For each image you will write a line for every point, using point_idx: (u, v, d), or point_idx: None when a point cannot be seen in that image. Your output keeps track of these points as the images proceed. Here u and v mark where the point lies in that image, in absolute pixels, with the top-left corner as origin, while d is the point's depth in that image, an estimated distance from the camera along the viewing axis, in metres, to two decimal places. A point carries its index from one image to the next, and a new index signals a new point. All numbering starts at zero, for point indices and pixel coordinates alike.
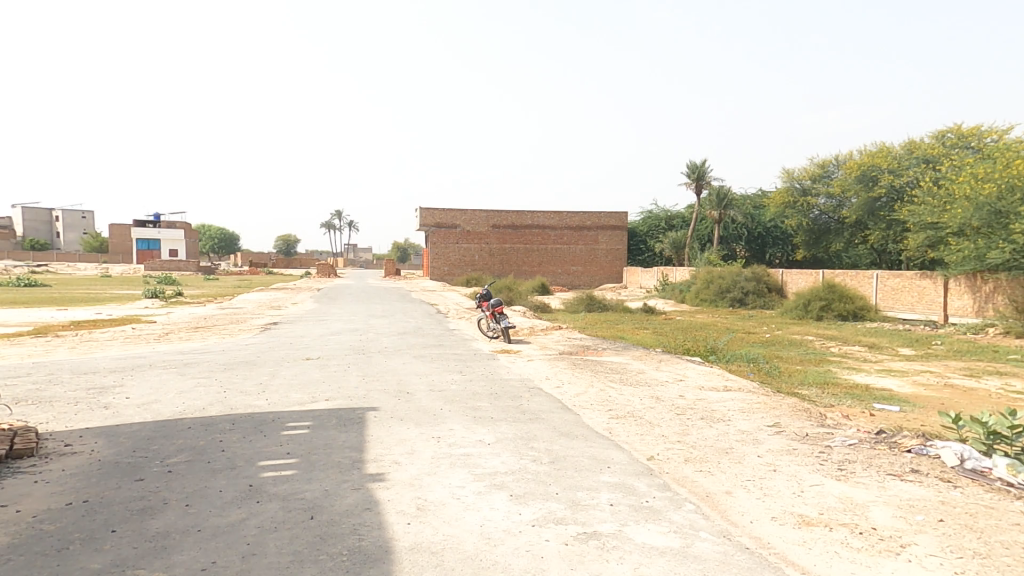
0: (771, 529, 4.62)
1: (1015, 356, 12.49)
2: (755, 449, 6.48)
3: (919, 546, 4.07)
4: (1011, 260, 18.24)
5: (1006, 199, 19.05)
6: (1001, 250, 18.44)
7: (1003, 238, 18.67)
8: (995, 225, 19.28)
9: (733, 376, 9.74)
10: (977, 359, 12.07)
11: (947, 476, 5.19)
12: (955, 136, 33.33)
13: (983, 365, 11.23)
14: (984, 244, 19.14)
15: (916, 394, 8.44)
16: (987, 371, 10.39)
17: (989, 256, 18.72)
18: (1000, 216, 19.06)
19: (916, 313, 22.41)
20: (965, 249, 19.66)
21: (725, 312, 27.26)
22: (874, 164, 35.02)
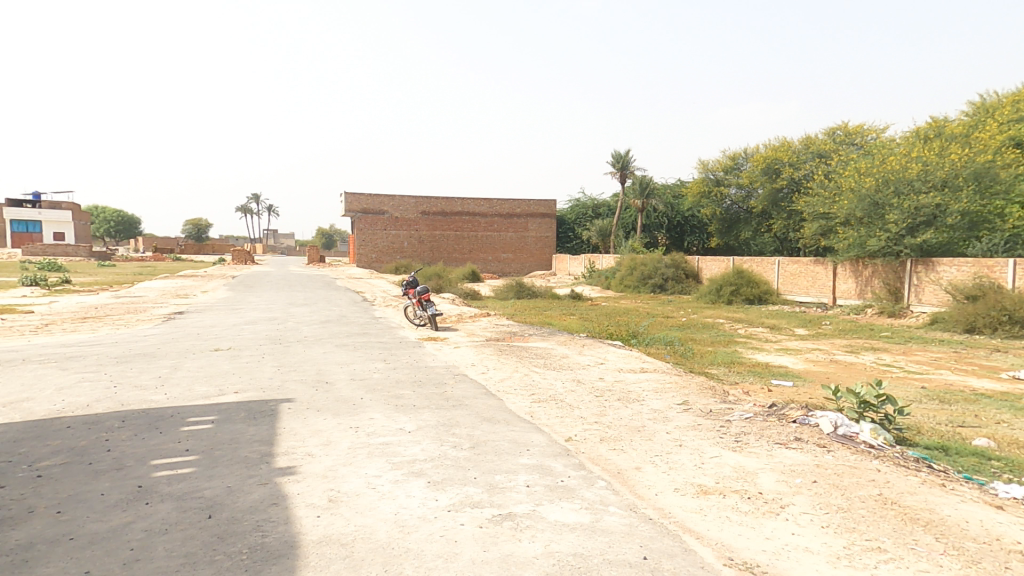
0: (672, 500, 4.91)
1: (887, 333, 14.01)
2: (665, 426, 6.83)
3: (795, 506, 4.47)
4: (887, 247, 20.32)
5: (882, 191, 20.79)
6: (879, 238, 20.42)
7: (880, 228, 20.65)
8: (874, 215, 21.01)
9: (650, 359, 10.20)
10: (857, 336, 13.39)
11: (822, 441, 5.71)
12: (845, 133, 36.28)
13: (862, 342, 12.46)
14: (865, 233, 21.05)
15: (807, 370, 9.25)
16: (864, 347, 11.54)
17: (869, 244, 20.67)
18: (878, 207, 20.82)
19: (810, 296, 24.30)
20: (850, 237, 21.58)
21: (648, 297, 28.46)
22: (778, 158, 37.34)
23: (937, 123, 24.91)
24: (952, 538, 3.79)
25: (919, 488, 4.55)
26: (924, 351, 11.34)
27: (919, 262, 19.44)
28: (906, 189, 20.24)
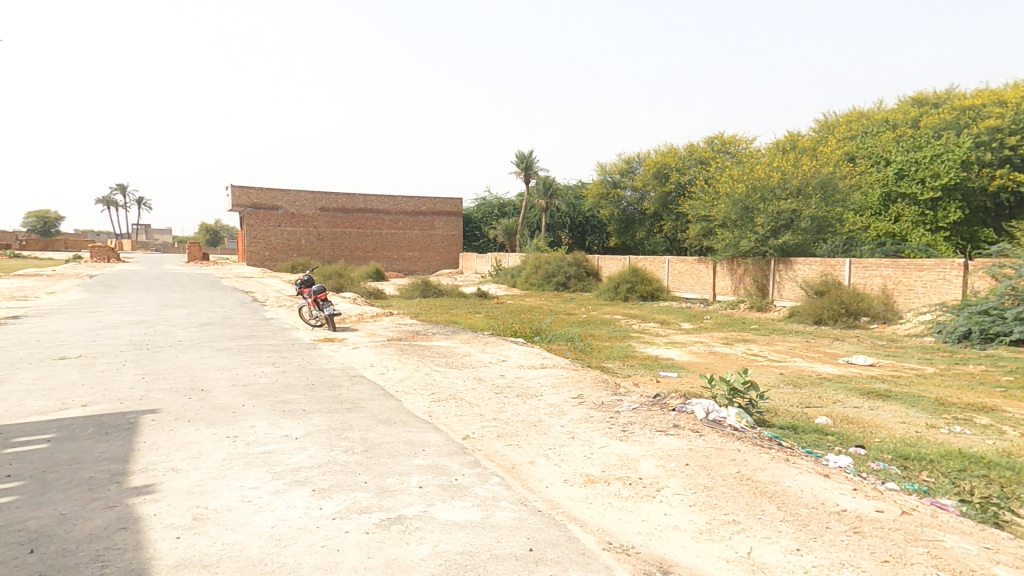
0: (561, 491, 5.01)
1: (757, 325, 15.55)
2: (559, 420, 6.99)
3: (669, 488, 4.75)
4: (756, 248, 22.53)
5: (751, 197, 23.01)
6: (750, 240, 22.56)
7: (751, 230, 22.77)
8: (745, 219, 23.15)
9: (550, 355, 10.44)
10: (732, 329, 14.66)
11: (696, 426, 6.13)
12: (723, 143, 39.39)
13: (737, 334, 13.68)
14: (738, 235, 23.11)
15: (690, 361, 9.98)
16: (737, 339, 12.68)
17: (742, 245, 22.76)
18: (748, 211, 22.99)
19: (695, 292, 26.17)
20: (726, 238, 23.55)
21: (552, 295, 29.23)
22: (667, 163, 40.00)
23: (794, 136, 27.79)
24: (790, 506, 4.19)
25: (770, 463, 5.02)
26: (785, 341, 12.72)
27: (780, 262, 21.78)
28: (770, 196, 22.58)
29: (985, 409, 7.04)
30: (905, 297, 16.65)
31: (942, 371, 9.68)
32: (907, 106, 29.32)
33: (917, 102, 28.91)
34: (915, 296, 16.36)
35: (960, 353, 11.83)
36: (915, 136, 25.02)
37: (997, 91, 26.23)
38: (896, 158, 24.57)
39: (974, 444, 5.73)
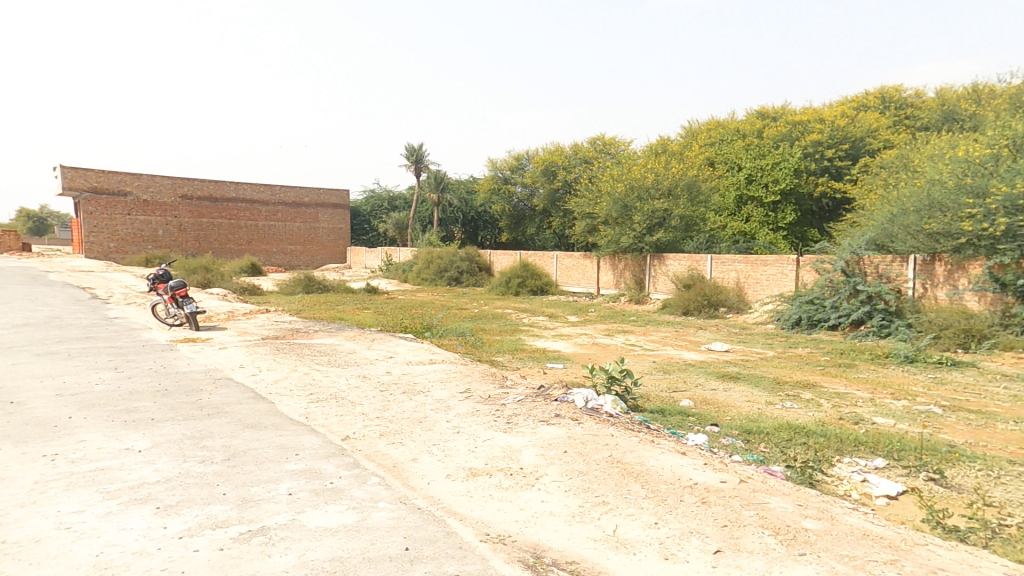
0: (443, 487, 4.87)
1: (635, 317, 16.68)
2: (445, 415, 6.85)
3: (548, 475, 4.82)
4: (635, 244, 24.04)
5: (629, 195, 24.55)
6: (629, 236, 24.01)
7: (630, 227, 24.16)
8: (624, 216, 24.60)
9: (440, 350, 10.27)
10: (614, 321, 15.55)
11: (575, 415, 6.33)
12: (606, 142, 40.38)
13: (618, 326, 14.54)
14: (618, 232, 24.43)
15: (575, 352, 10.38)
16: (617, 330, 13.47)
17: (622, 241, 24.16)
18: (627, 209, 24.50)
19: (581, 286, 27.46)
20: (608, 235, 24.87)
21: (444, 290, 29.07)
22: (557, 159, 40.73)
23: (664, 140, 30.20)
24: (652, 484, 4.44)
25: (637, 445, 5.31)
26: (658, 331, 13.77)
27: (655, 258, 23.52)
28: (645, 195, 24.28)
29: (808, 384, 8.15)
30: (753, 289, 18.71)
31: (779, 353, 11.09)
32: (754, 115, 31.03)
33: (761, 112, 30.64)
34: (761, 288, 18.44)
35: (794, 338, 13.69)
36: (759, 144, 27.60)
37: (821, 106, 28.99)
38: (745, 165, 27.22)
39: (800, 416, 6.57)
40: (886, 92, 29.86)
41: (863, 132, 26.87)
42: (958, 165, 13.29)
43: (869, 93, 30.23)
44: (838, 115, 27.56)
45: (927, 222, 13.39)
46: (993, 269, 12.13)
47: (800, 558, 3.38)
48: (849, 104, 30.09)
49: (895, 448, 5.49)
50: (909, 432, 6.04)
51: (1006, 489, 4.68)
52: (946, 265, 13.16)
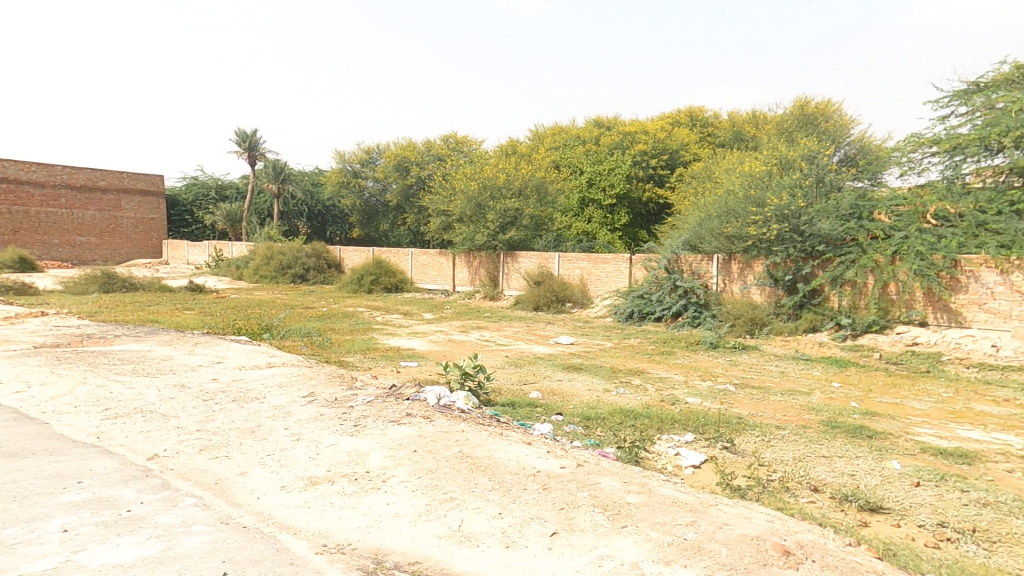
0: (275, 500, 4.37)
1: (490, 313, 17.08)
2: (283, 422, 6.21)
3: (395, 477, 4.60)
4: (489, 242, 24.60)
5: (482, 194, 25.07)
6: (483, 234, 24.50)
7: (484, 225, 24.69)
8: (478, 215, 25.07)
9: (279, 352, 9.35)
10: (469, 317, 15.72)
11: (428, 413, 6.17)
12: (458, 139, 38.03)
13: (473, 322, 14.72)
14: (473, 230, 24.83)
15: (430, 350, 10.24)
16: (473, 327, 13.63)
17: (477, 239, 24.57)
18: (480, 208, 25.00)
19: (437, 283, 27.35)
20: (463, 233, 25.13)
21: (287, 288, 26.83)
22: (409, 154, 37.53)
23: (514, 142, 31.13)
24: (498, 476, 4.49)
25: (487, 439, 5.34)
26: (511, 326, 14.24)
27: (508, 256, 24.33)
28: (497, 194, 24.98)
29: (639, 371, 9.07)
30: (594, 285, 20.24)
31: (615, 344, 12.22)
32: (591, 123, 33.03)
33: (597, 120, 32.73)
34: (601, 284, 20.02)
35: (627, 329, 15.25)
36: (598, 151, 29.20)
37: (646, 119, 31.45)
38: (586, 170, 28.81)
39: (629, 400, 7.26)
40: (694, 110, 32.76)
41: (678, 143, 29.24)
42: (746, 178, 15.09)
43: (681, 110, 32.69)
44: (658, 128, 29.75)
45: (725, 227, 15.27)
46: (770, 267, 14.42)
47: (622, 530, 3.68)
48: (665, 118, 32.55)
49: (701, 423, 6.32)
50: (711, 409, 7.02)
51: (776, 450, 5.67)
52: (739, 263, 15.41)
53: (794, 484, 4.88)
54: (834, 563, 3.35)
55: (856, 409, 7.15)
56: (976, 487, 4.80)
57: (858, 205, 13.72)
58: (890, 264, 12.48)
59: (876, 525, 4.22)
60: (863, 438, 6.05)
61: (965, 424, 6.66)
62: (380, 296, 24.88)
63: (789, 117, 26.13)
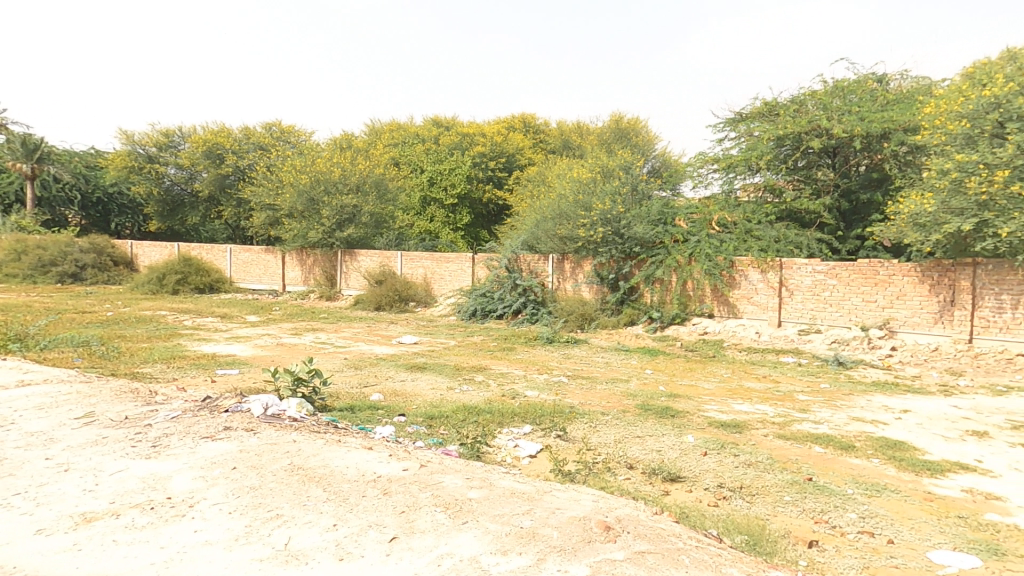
0: (31, 548, 3.47)
1: (325, 314, 15.95)
2: (47, 452, 4.97)
3: (205, 500, 3.99)
4: (324, 239, 23.09)
5: (315, 188, 23.29)
6: (318, 231, 22.92)
7: (318, 222, 23.09)
8: (311, 210, 23.31)
9: (43, 367, 7.50)
10: (301, 319, 14.43)
11: (251, 425, 5.50)
12: (280, 129, 32.39)
13: (305, 324, 13.58)
14: (306, 226, 23.09)
15: (254, 355, 9.18)
16: (305, 329, 12.58)
17: (310, 236, 22.90)
18: (314, 203, 23.26)
19: (263, 283, 24.99)
20: (295, 229, 23.22)
21: (55, 290, 21.77)
22: (218, 142, 31.02)
23: (347, 135, 29.22)
24: (332, 486, 4.17)
25: (321, 448, 4.94)
26: (349, 327, 13.48)
27: (346, 253, 23.07)
28: (333, 189, 23.30)
29: (481, 368, 9.28)
30: (438, 284, 20.30)
31: (459, 343, 12.34)
32: (429, 122, 32.96)
33: (435, 120, 32.78)
34: (445, 282, 20.12)
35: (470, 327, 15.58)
36: (437, 150, 29.16)
37: (483, 122, 32.01)
38: (427, 168, 28.45)
39: (472, 397, 7.38)
40: (525, 117, 33.55)
41: (514, 148, 30.35)
42: (575, 183, 16.34)
43: (515, 116, 33.38)
44: (494, 132, 30.53)
45: (558, 228, 16.59)
46: (596, 267, 15.87)
47: (462, 526, 3.69)
48: (500, 124, 32.98)
49: (537, 415, 6.69)
50: (547, 400, 7.48)
51: (600, 434, 6.26)
52: (570, 263, 16.67)
53: (614, 463, 5.43)
54: (645, 531, 3.79)
55: (662, 392, 8.27)
56: (745, 450, 5.89)
57: (664, 212, 15.73)
58: (688, 265, 14.54)
59: (676, 492, 4.90)
60: (667, 417, 7.02)
61: (739, 399, 8.16)
62: (188, 297, 21.81)
63: (607, 130, 30.10)
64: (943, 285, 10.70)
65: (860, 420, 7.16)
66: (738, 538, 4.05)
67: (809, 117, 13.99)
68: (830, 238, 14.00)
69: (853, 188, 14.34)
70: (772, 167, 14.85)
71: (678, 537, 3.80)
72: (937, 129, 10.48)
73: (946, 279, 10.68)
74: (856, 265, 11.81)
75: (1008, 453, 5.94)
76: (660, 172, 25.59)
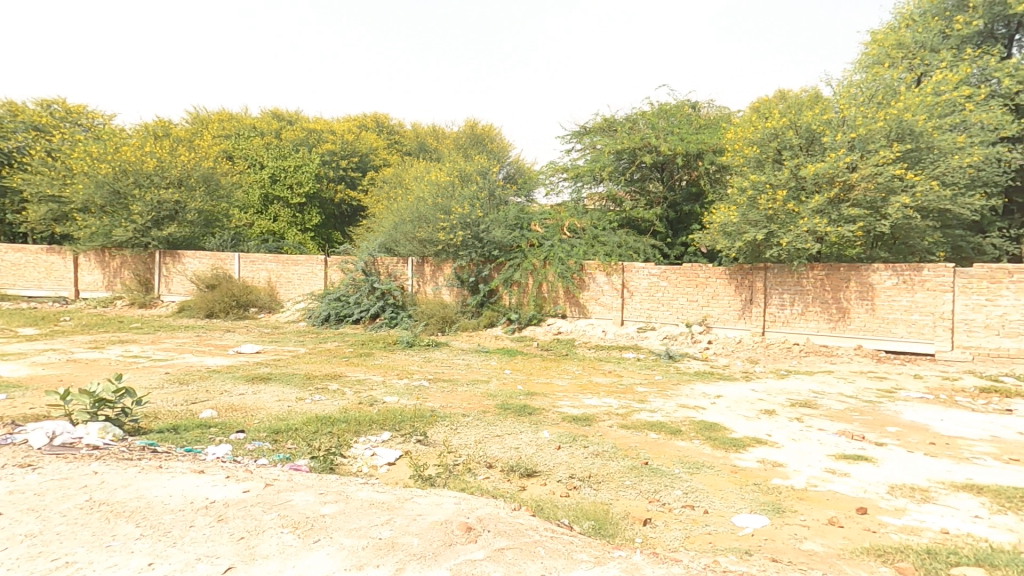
0: None
1: (138, 323, 13.52)
2: None
3: None
4: (135, 238, 19.81)
5: (121, 179, 19.61)
6: (126, 229, 19.54)
7: (126, 218, 19.73)
8: (116, 205, 19.79)
9: None
10: (103, 331, 12.02)
11: (29, 460, 4.39)
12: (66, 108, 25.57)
13: (109, 336, 11.34)
14: (109, 222, 19.64)
15: (33, 376, 7.38)
16: (109, 341, 10.50)
17: (115, 234, 19.46)
18: (119, 196, 19.69)
19: (45, 290, 20.80)
20: (93, 226, 19.68)
21: None
22: None
23: (163, 121, 25.02)
24: (149, 520, 3.51)
25: (133, 477, 4.12)
26: (171, 338, 11.60)
27: (165, 254, 20.11)
28: (146, 181, 19.77)
29: (334, 376, 8.65)
30: (285, 288, 18.68)
31: (309, 350, 11.38)
32: (268, 114, 30.14)
33: (275, 112, 30.09)
34: (293, 287, 18.58)
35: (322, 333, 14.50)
36: (279, 145, 26.55)
37: (332, 118, 30.09)
38: (267, 164, 25.54)
39: (326, 407, 6.84)
40: (379, 117, 32.37)
41: (367, 147, 28.98)
42: (433, 186, 16.52)
43: (367, 114, 31.96)
44: (345, 129, 28.73)
45: (417, 230, 16.46)
46: (457, 270, 16.17)
47: (313, 545, 3.36)
48: (350, 121, 31.11)
49: (397, 421, 6.42)
50: (407, 406, 7.25)
51: (462, 435, 6.24)
52: (431, 266, 16.76)
53: (474, 464, 5.44)
54: (504, 528, 3.84)
55: (520, 391, 8.56)
56: (593, 442, 6.33)
57: (520, 217, 16.36)
58: (543, 267, 15.33)
59: (531, 487, 5.05)
60: (525, 415, 7.26)
61: (588, 393, 8.79)
62: None
63: (463, 135, 30.95)
64: (744, 286, 12.71)
65: (685, 406, 8.19)
66: (585, 524, 4.27)
67: (641, 135, 15.74)
68: (661, 244, 15.87)
69: (678, 201, 16.48)
70: (613, 178, 16.49)
71: (535, 530, 3.91)
72: (737, 152, 12.54)
73: (746, 280, 12.68)
74: (681, 268, 13.52)
75: (788, 427, 7.23)
76: (515, 179, 26.27)
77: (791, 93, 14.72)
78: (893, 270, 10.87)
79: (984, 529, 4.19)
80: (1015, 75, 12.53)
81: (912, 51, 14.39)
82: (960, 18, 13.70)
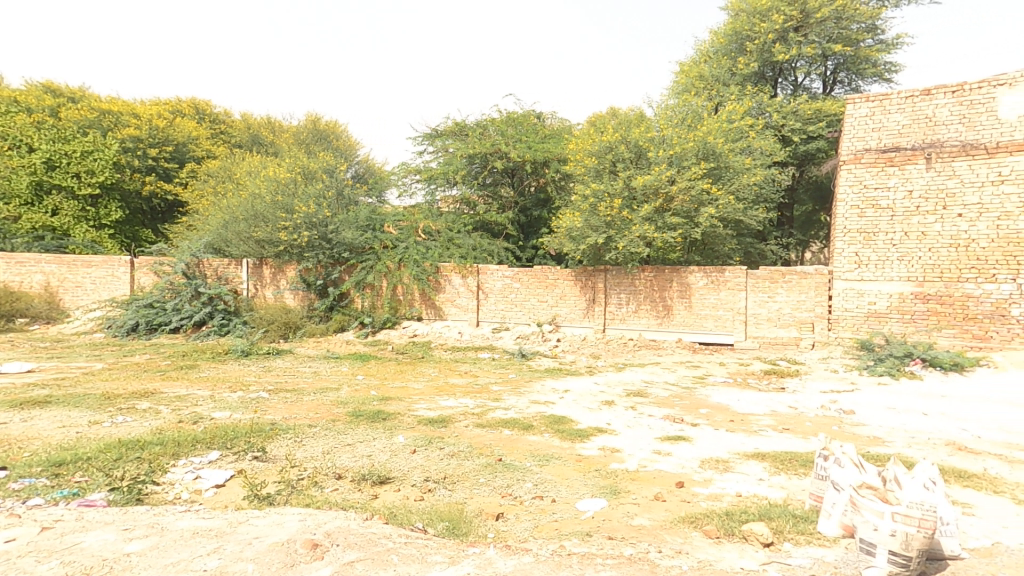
0: None
1: None
2: None
3: None
4: None
5: None
6: None
7: None
8: None
9: None
10: None
11: None
12: None
13: None
14: None
15: None
16: None
17: None
18: None
19: None
20: None
21: None
22: None
23: None
24: None
25: None
26: None
27: None
28: None
29: (145, 393, 7.34)
30: (71, 295, 16.03)
31: (109, 365, 9.48)
32: (37, 87, 24.59)
33: (47, 85, 24.62)
34: (84, 292, 15.89)
35: (129, 346, 12.24)
36: (56, 125, 21.24)
37: (135, 99, 25.47)
38: (38, 146, 20.06)
39: (132, 430, 5.74)
40: (198, 102, 28.44)
41: (185, 136, 24.90)
42: (270, 182, 14.92)
43: (182, 98, 27.93)
44: (152, 113, 24.30)
45: (254, 231, 14.94)
46: (302, 272, 15.04)
47: None
48: (159, 105, 26.75)
49: (228, 438, 5.65)
50: (241, 420, 6.43)
51: (307, 447, 5.72)
52: (270, 268, 15.55)
53: (321, 477, 5.01)
54: (355, 539, 3.59)
55: (374, 396, 8.17)
56: (449, 443, 6.28)
57: (372, 219, 15.76)
58: (397, 270, 14.94)
59: (384, 494, 4.80)
60: (378, 421, 6.94)
61: (445, 395, 8.74)
62: None
63: (304, 129, 28.80)
64: (588, 287, 13.81)
65: (536, 402, 8.58)
66: (440, 526, 4.17)
67: (491, 141, 16.28)
68: (513, 247, 16.48)
69: (527, 207, 17.28)
70: (466, 182, 16.83)
71: (388, 538, 3.72)
72: (579, 161, 13.70)
73: (589, 282, 13.79)
74: (533, 271, 14.21)
75: (624, 415, 7.99)
76: (364, 179, 25.36)
77: (619, 110, 16.43)
78: (704, 272, 12.71)
79: (766, 489, 5.05)
80: (780, 111, 15.64)
81: (709, 83, 17.46)
82: (741, 60, 16.71)
